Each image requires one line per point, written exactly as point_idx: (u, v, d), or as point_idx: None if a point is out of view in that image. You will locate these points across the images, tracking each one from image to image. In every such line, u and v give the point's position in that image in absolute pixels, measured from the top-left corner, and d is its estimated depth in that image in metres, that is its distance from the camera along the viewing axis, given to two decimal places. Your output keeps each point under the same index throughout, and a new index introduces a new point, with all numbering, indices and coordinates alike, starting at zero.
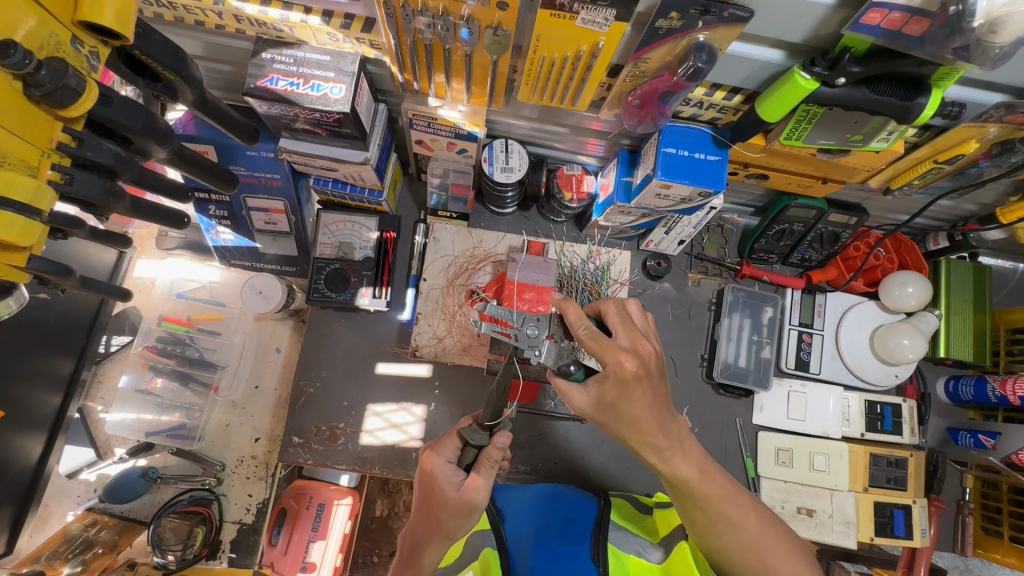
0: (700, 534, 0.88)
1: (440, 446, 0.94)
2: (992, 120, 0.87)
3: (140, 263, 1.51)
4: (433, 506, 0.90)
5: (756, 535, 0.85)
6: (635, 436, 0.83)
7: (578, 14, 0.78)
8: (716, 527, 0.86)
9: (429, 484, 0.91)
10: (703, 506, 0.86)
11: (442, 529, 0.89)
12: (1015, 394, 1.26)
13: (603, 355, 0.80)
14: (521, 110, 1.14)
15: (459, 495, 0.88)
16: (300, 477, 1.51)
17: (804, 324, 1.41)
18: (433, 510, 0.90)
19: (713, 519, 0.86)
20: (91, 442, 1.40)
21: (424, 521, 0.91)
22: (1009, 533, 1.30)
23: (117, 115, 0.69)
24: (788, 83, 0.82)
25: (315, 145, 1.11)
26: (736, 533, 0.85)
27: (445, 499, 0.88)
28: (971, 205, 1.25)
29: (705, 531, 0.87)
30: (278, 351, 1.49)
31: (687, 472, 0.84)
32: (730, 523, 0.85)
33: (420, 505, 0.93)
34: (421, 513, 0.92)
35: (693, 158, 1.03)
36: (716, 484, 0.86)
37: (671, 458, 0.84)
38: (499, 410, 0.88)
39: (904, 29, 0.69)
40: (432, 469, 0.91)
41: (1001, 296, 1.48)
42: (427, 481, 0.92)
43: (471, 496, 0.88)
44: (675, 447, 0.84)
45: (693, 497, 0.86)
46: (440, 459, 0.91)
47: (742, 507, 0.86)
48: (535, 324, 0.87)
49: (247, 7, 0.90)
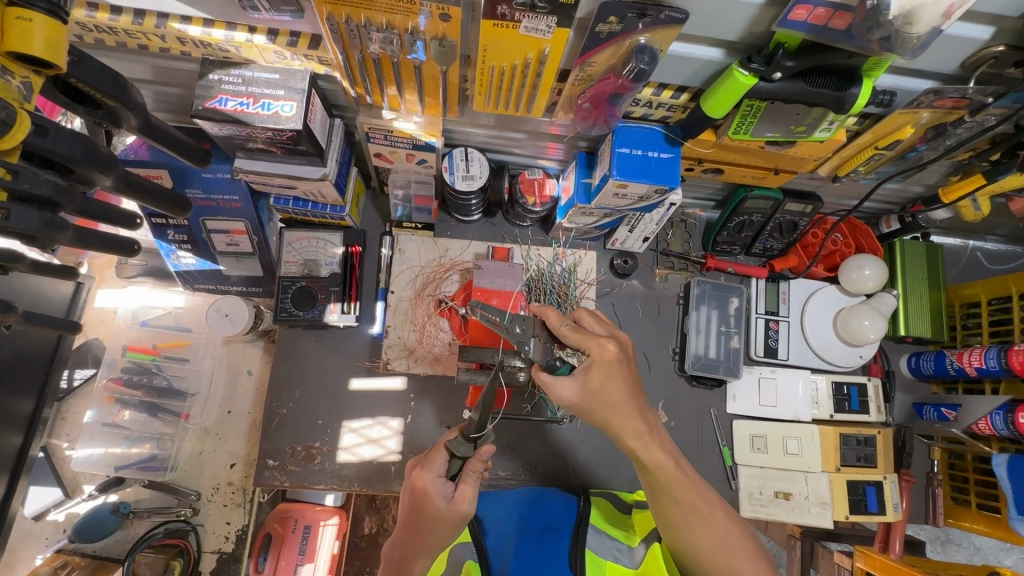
0: (671, 527, 0.88)
1: (427, 459, 0.91)
2: (923, 106, 0.91)
3: (100, 293, 1.47)
4: (423, 519, 0.88)
5: (723, 529, 0.87)
6: (617, 420, 0.84)
7: (520, 23, 0.79)
8: (687, 522, 0.86)
9: (418, 497, 0.88)
10: (673, 501, 0.86)
11: (432, 541, 0.88)
12: (971, 365, 1.30)
13: (586, 345, 0.84)
14: (477, 119, 1.15)
15: (451, 507, 0.87)
16: (284, 501, 1.48)
17: (769, 311, 1.44)
18: (422, 522, 0.88)
19: (682, 514, 0.86)
20: (58, 481, 1.36)
21: (413, 533, 0.89)
22: (976, 501, 1.35)
23: (54, 144, 0.68)
24: (728, 80, 0.84)
25: (272, 163, 1.10)
26: (706, 527, 0.86)
27: (435, 512, 0.86)
28: (917, 187, 1.30)
29: (673, 526, 0.87)
30: (250, 373, 1.46)
31: (662, 457, 0.84)
32: (699, 516, 0.86)
33: (406, 517, 0.91)
34: (408, 525, 0.90)
35: (647, 156, 1.05)
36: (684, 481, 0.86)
37: (650, 448, 0.84)
38: (484, 422, 0.87)
39: (829, 24, 0.72)
40: (422, 484, 0.88)
41: (954, 273, 1.54)
42: (415, 494, 0.89)
43: (461, 507, 0.87)
44: (649, 435, 0.84)
45: (664, 489, 0.86)
46: (431, 474, 0.89)
47: (709, 501, 0.87)
48: (522, 322, 0.86)
49: (190, 29, 0.90)
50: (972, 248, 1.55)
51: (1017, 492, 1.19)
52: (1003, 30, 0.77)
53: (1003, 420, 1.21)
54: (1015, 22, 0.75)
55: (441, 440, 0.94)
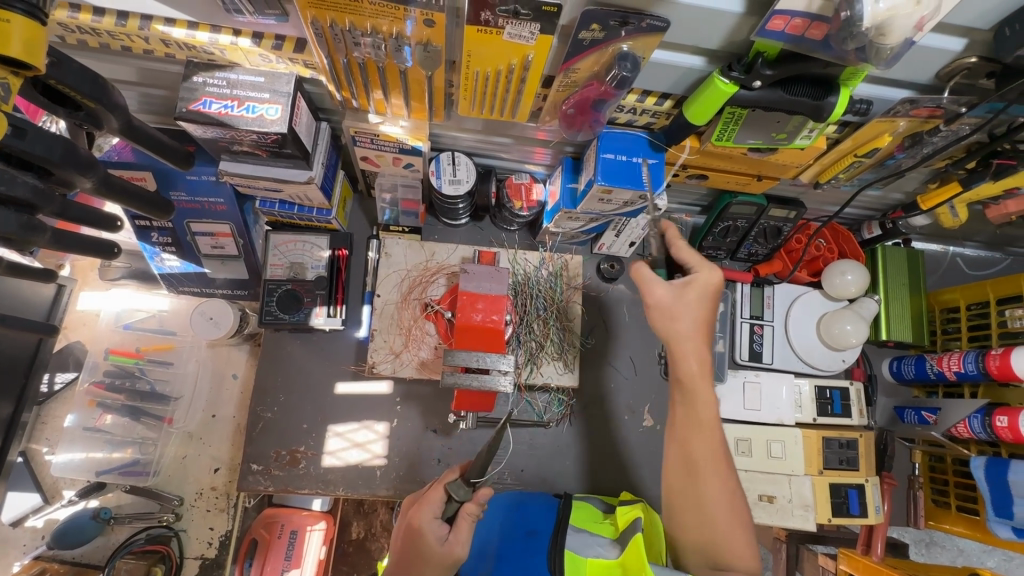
0: (686, 471, 0.92)
1: (424, 499, 0.91)
2: (900, 115, 0.93)
3: (82, 295, 1.46)
4: (414, 561, 0.87)
5: (726, 505, 0.89)
6: (682, 353, 0.94)
7: (504, 29, 0.80)
8: (697, 475, 0.90)
9: (412, 539, 0.88)
10: (693, 451, 0.92)
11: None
12: (951, 369, 1.33)
13: (691, 264, 0.99)
14: (464, 124, 1.15)
15: (444, 551, 0.87)
16: (270, 506, 1.45)
17: (754, 316, 1.46)
18: (413, 566, 0.87)
19: (695, 460, 0.91)
20: (37, 486, 1.33)
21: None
22: (956, 504, 1.36)
23: (32, 146, 0.67)
24: (710, 87, 0.85)
25: (257, 166, 1.09)
26: (705, 489, 0.90)
27: (430, 554, 0.86)
28: (897, 194, 1.33)
29: (681, 468, 0.92)
30: (235, 377, 1.45)
31: (705, 416, 0.93)
32: (716, 474, 0.90)
33: (395, 561, 0.89)
34: (396, 569, 0.88)
35: (631, 162, 1.06)
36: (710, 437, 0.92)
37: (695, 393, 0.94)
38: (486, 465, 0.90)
39: (806, 34, 0.74)
40: (418, 525, 0.88)
41: (935, 278, 1.57)
42: (409, 535, 0.89)
43: (455, 551, 0.87)
44: (702, 392, 0.94)
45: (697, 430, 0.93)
46: (429, 516, 0.89)
47: (724, 468, 0.91)
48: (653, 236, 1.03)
49: (174, 31, 0.89)
50: (952, 254, 1.58)
51: (995, 494, 1.21)
52: (975, 42, 0.79)
53: (982, 424, 1.23)
54: (986, 34, 0.77)
55: (439, 481, 0.94)
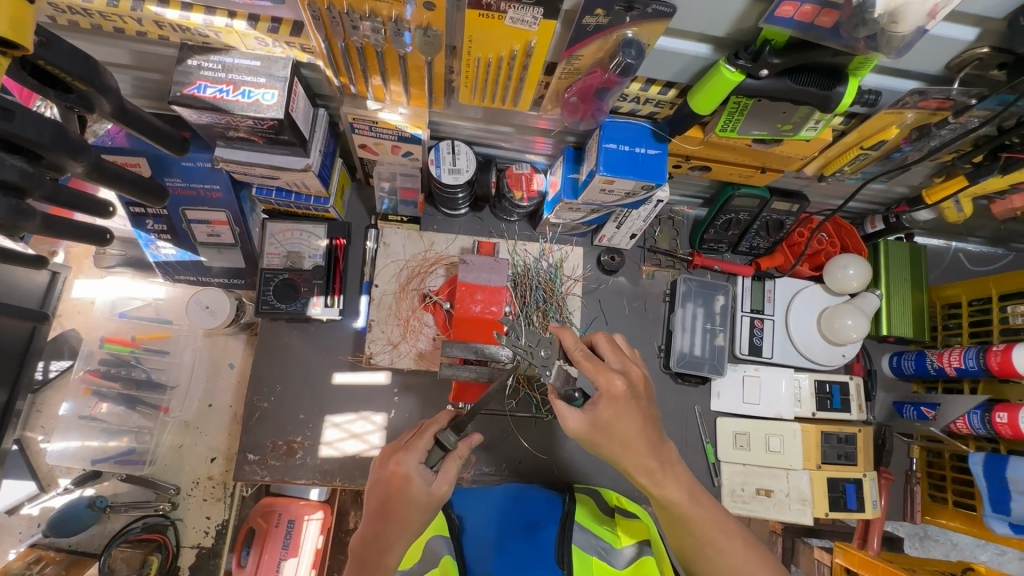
0: (688, 555, 0.92)
1: (408, 446, 0.91)
2: (908, 106, 0.91)
3: (77, 283, 1.44)
4: (396, 504, 0.87)
5: (745, 558, 0.88)
6: (628, 456, 0.86)
7: (505, 13, 0.78)
8: (705, 551, 0.89)
9: (397, 484, 0.87)
10: (693, 534, 0.89)
11: (404, 527, 0.87)
12: (951, 365, 1.32)
13: (597, 377, 0.87)
14: (464, 111, 1.13)
15: (430, 491, 0.87)
16: (268, 495, 1.42)
17: (755, 309, 1.44)
18: (395, 510, 0.87)
19: (694, 546, 0.89)
20: (32, 474, 1.33)
21: (384, 521, 0.87)
22: (952, 499, 1.36)
23: (21, 128, 0.65)
24: (715, 76, 0.84)
25: (253, 153, 1.07)
26: (726, 559, 0.88)
27: (417, 495, 0.87)
28: (902, 188, 1.31)
29: (693, 554, 0.91)
30: (231, 366, 1.44)
31: (676, 494, 0.87)
32: (719, 543, 0.88)
33: (375, 505, 0.89)
34: (377, 513, 0.88)
35: (634, 152, 1.04)
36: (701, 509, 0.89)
37: (668, 471, 0.87)
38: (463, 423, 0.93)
39: (816, 21, 0.72)
40: (403, 469, 0.88)
41: (937, 274, 1.56)
42: (393, 480, 0.88)
43: (442, 490, 0.88)
44: (667, 471, 0.87)
45: (683, 522, 0.89)
46: (413, 460, 0.89)
47: (732, 534, 0.89)
48: (547, 346, 0.90)
49: (167, 13, 0.87)
50: (955, 249, 1.57)
51: (993, 491, 1.21)
52: (987, 32, 0.77)
53: (981, 420, 1.23)
54: (999, 23, 0.75)
55: (426, 429, 0.94)
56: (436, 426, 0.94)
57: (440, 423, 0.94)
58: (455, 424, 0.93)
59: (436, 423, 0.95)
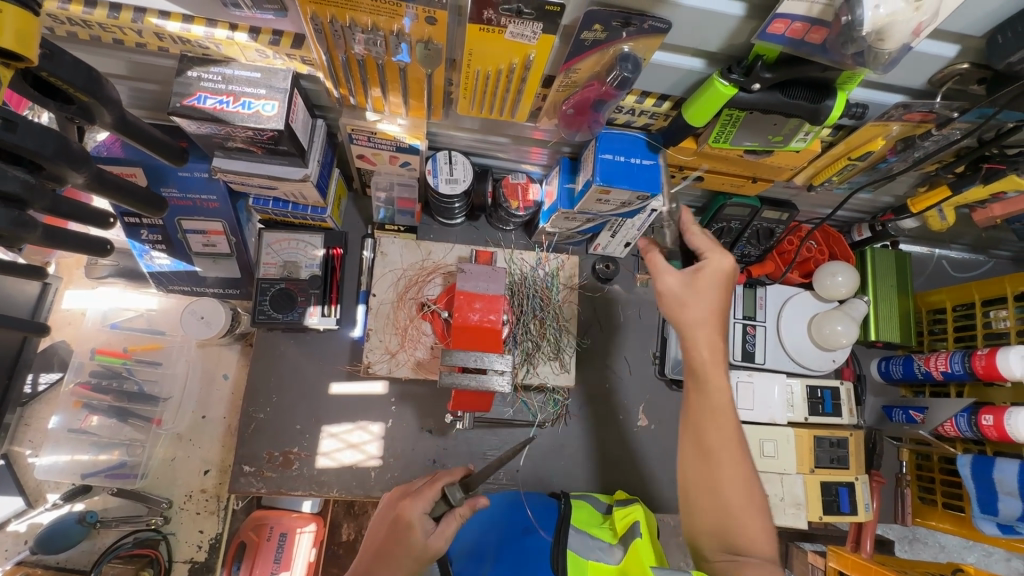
0: (689, 458, 0.89)
1: (417, 493, 0.91)
2: (893, 119, 0.95)
3: (68, 294, 1.42)
4: (393, 546, 0.86)
5: (738, 477, 0.86)
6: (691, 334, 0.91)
7: (506, 28, 0.79)
8: (707, 460, 0.87)
9: (399, 528, 0.87)
10: (705, 440, 0.88)
11: (393, 574, 0.84)
12: (938, 369, 1.35)
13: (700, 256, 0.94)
14: (461, 123, 1.15)
15: (427, 543, 0.86)
16: (259, 508, 1.40)
17: (747, 316, 1.47)
18: (389, 553, 0.85)
19: (710, 481, 0.86)
20: (19, 490, 1.29)
21: (376, 563, 0.85)
22: (942, 501, 1.39)
23: (24, 140, 0.65)
24: (709, 89, 0.86)
25: (251, 163, 1.08)
26: (719, 473, 0.86)
27: (413, 543, 0.85)
28: (887, 197, 1.35)
29: (697, 460, 0.88)
30: (225, 378, 1.42)
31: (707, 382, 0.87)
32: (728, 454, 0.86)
33: (373, 545, 0.88)
34: (373, 553, 0.87)
35: (629, 163, 1.06)
36: (717, 431, 0.88)
37: (706, 390, 0.90)
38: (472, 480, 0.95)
39: (806, 38, 0.75)
40: (408, 514, 0.88)
41: (922, 280, 1.60)
42: (396, 524, 0.88)
43: (438, 546, 0.86)
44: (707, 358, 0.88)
45: (708, 453, 0.87)
46: (419, 508, 0.88)
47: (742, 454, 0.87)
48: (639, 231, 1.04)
49: (168, 25, 0.87)
50: (938, 256, 1.62)
51: (981, 493, 1.23)
52: (968, 48, 0.81)
53: (968, 422, 1.26)
54: (978, 41, 0.79)
55: (436, 481, 0.95)
56: (446, 479, 0.95)
57: (450, 477, 0.95)
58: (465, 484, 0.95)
59: (446, 477, 0.95)
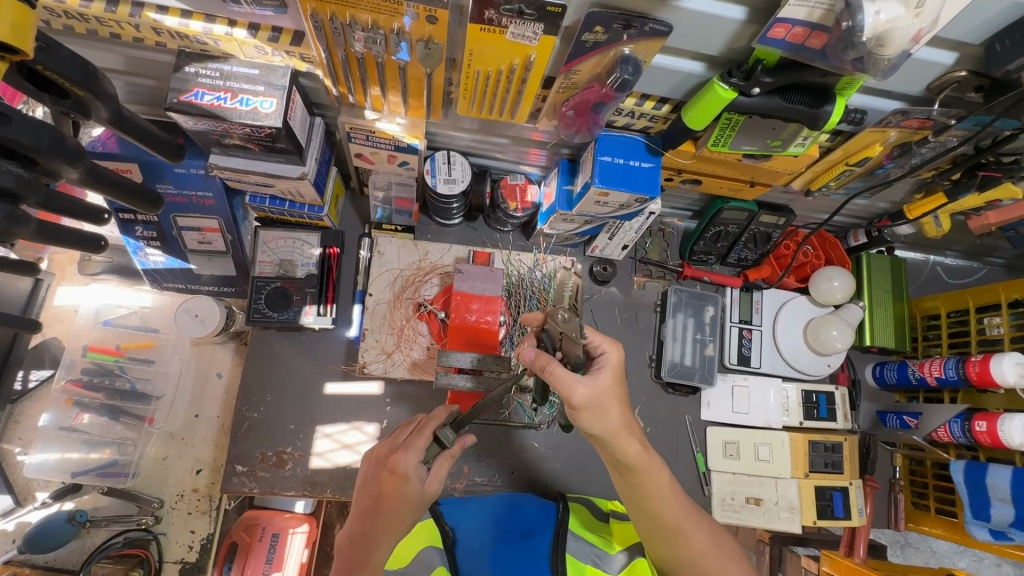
0: (657, 540, 0.91)
1: (408, 445, 0.88)
2: (891, 125, 0.95)
3: (60, 290, 1.41)
4: (390, 502, 0.86)
5: (707, 545, 0.90)
6: (618, 439, 0.84)
7: (507, 28, 0.79)
8: (673, 539, 0.89)
9: (394, 484, 0.85)
10: (662, 527, 0.89)
11: (395, 524, 0.86)
12: (932, 375, 1.36)
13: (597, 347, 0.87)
14: (460, 123, 1.15)
15: (424, 489, 0.87)
16: (251, 508, 1.38)
17: (743, 320, 1.47)
18: (388, 507, 0.86)
19: (688, 558, 0.89)
20: (8, 488, 1.28)
21: (376, 518, 0.86)
22: (935, 506, 1.39)
23: (18, 134, 0.65)
24: (709, 93, 0.86)
25: (249, 161, 1.07)
26: (687, 546, 0.89)
27: (411, 492, 0.85)
28: (884, 203, 1.36)
29: (662, 537, 0.90)
30: (219, 376, 1.40)
31: (633, 450, 0.86)
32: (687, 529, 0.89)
33: (368, 502, 0.87)
34: (370, 510, 0.87)
35: (628, 166, 1.06)
36: (667, 509, 0.89)
37: (641, 476, 0.87)
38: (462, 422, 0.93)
39: (806, 43, 0.75)
40: (402, 467, 0.85)
41: (916, 286, 1.61)
42: (390, 479, 0.86)
43: (434, 488, 0.89)
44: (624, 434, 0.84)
45: (674, 533, 0.89)
46: (413, 460, 0.86)
47: (690, 522, 0.90)
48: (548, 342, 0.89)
49: (166, 20, 0.86)
50: (932, 262, 1.63)
51: (974, 499, 1.24)
52: (966, 56, 0.81)
53: (961, 428, 1.27)
54: (976, 49, 0.80)
55: (424, 426, 0.91)
56: (433, 422, 0.92)
57: (437, 420, 0.92)
58: (454, 422, 0.93)
59: (432, 420, 0.92)
